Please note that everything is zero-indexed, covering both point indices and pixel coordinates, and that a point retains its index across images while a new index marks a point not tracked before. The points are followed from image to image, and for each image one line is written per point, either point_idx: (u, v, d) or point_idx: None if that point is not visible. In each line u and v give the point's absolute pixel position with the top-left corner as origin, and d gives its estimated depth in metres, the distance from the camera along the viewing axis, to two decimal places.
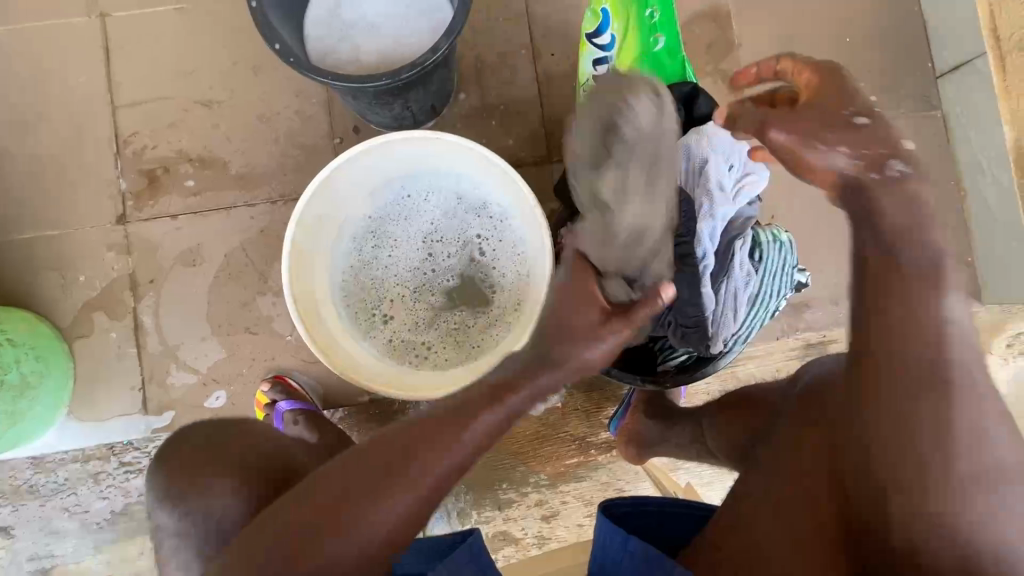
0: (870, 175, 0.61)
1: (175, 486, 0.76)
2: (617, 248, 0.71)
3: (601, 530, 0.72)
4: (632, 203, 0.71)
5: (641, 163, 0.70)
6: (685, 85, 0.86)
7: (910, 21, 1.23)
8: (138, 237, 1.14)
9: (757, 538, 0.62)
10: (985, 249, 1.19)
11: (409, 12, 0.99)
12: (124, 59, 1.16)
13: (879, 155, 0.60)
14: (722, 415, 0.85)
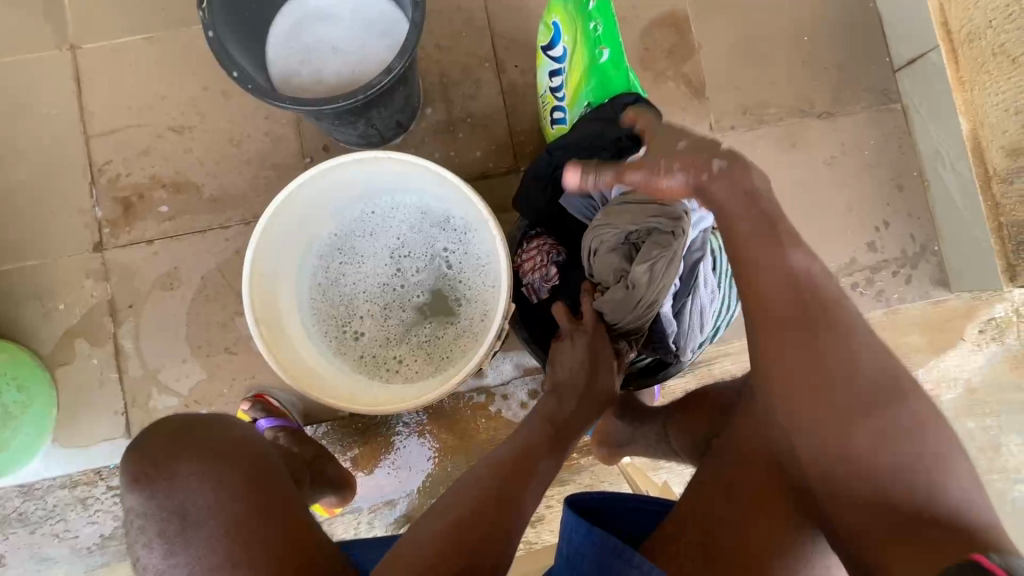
0: (701, 177, 0.68)
1: (156, 497, 0.70)
2: (626, 317, 0.84)
3: (567, 524, 0.72)
4: (655, 288, 0.81)
5: (668, 260, 0.80)
6: (630, 95, 0.85)
7: (865, 17, 1.26)
8: (116, 263, 1.16)
9: (713, 521, 0.69)
10: (951, 238, 1.21)
11: (368, 32, 1.01)
12: (95, 89, 1.18)
13: (700, 162, 0.68)
14: (682, 412, 0.91)
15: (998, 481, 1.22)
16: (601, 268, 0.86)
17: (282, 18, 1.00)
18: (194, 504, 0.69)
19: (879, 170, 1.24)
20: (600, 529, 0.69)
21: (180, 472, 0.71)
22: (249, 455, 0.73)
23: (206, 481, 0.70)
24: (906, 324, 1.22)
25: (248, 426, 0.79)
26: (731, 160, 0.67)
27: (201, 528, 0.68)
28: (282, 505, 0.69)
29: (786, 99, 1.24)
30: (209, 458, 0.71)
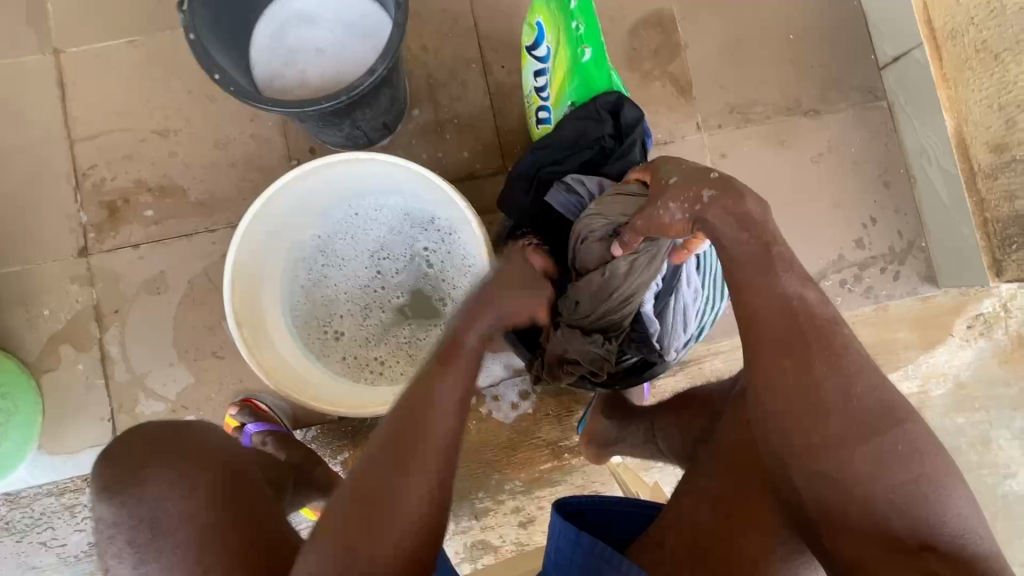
0: (697, 206, 0.68)
1: (127, 505, 0.69)
2: (599, 305, 0.86)
3: (555, 528, 0.72)
4: (634, 282, 0.83)
5: (649, 258, 0.82)
6: (612, 94, 0.86)
7: (851, 15, 1.26)
8: (102, 268, 1.15)
9: (697, 524, 0.68)
10: (937, 234, 1.22)
11: (353, 34, 1.00)
12: (79, 93, 1.17)
13: (692, 195, 0.68)
14: (669, 415, 0.90)
15: (988, 476, 1.23)
16: (585, 257, 0.86)
17: (266, 20, 1.00)
18: (165, 511, 0.68)
19: (866, 167, 1.25)
20: (587, 533, 0.69)
21: (143, 482, 0.70)
22: (219, 459, 0.72)
23: (176, 488, 0.69)
24: (896, 320, 1.22)
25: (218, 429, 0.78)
26: (721, 189, 0.67)
27: (172, 536, 0.67)
28: (254, 509, 0.68)
29: (772, 97, 1.24)
30: (179, 462, 0.71)
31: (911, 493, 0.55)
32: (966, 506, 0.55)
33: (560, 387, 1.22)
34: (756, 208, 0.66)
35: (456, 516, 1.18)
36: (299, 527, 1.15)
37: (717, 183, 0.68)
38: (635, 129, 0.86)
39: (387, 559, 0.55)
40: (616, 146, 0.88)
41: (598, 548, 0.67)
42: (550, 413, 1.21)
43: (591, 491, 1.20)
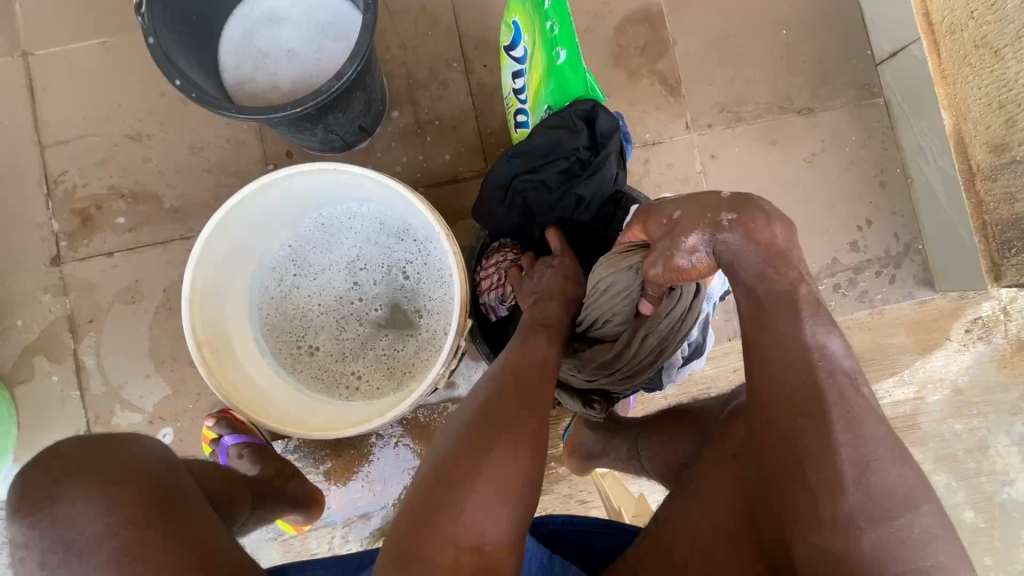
0: (722, 233, 0.60)
1: (38, 528, 0.65)
2: (605, 377, 0.82)
3: (528, 549, 0.71)
4: (639, 358, 0.79)
5: (660, 338, 0.76)
6: (587, 102, 0.83)
7: (845, 8, 1.22)
8: (75, 276, 1.12)
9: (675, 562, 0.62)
10: (934, 237, 1.18)
11: (325, 34, 0.97)
12: (48, 97, 1.14)
13: (709, 221, 0.61)
14: (656, 437, 0.86)
15: (987, 483, 1.19)
16: (599, 329, 0.81)
17: (234, 22, 0.97)
18: (81, 534, 0.65)
19: (860, 167, 1.21)
20: (559, 558, 0.67)
21: (59, 503, 0.65)
22: (153, 474, 0.69)
23: (95, 507, 0.65)
24: (892, 325, 1.19)
25: (149, 441, 0.75)
26: (742, 211, 0.60)
27: (87, 559, 0.64)
28: (183, 522, 0.67)
29: (764, 95, 1.20)
30: (95, 480, 0.67)
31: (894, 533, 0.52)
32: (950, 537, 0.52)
33: None
34: (782, 234, 0.60)
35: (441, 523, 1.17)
36: (280, 537, 1.13)
37: (732, 204, 0.61)
38: (611, 139, 0.83)
39: (495, 530, 0.55)
40: (592, 157, 0.85)
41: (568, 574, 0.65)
42: None
43: (578, 501, 1.18)
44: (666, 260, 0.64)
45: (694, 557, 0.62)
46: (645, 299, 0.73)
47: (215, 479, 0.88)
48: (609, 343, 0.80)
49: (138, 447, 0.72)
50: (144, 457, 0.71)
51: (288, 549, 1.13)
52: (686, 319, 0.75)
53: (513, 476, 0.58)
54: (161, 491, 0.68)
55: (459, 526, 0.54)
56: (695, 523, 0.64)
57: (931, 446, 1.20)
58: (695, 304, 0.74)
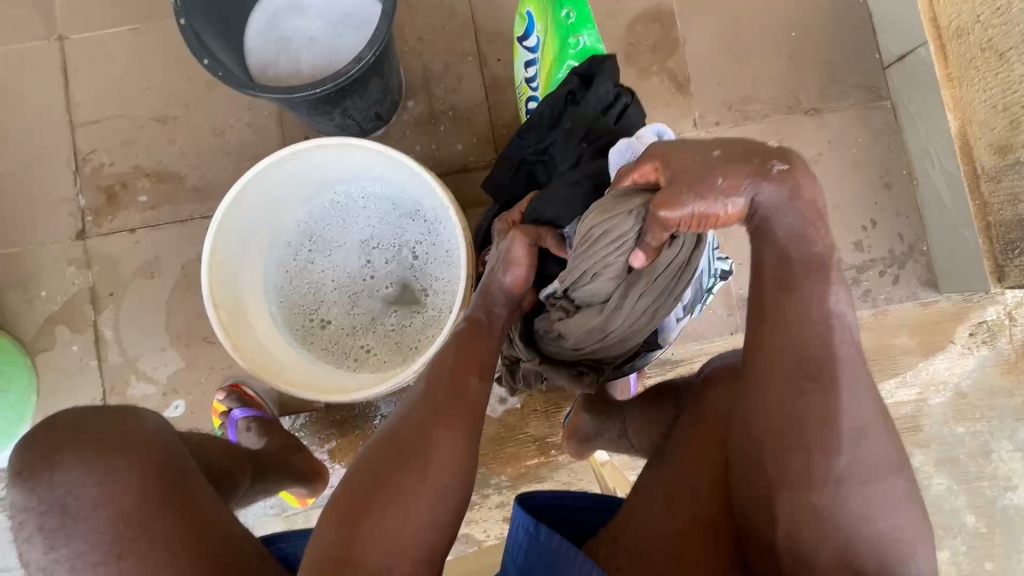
0: (768, 182, 0.60)
1: (38, 490, 0.73)
2: (595, 342, 0.80)
3: (517, 520, 0.70)
4: (630, 322, 0.77)
5: (654, 298, 0.74)
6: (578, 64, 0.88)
7: (855, 12, 1.24)
8: (98, 251, 1.17)
9: (648, 535, 0.64)
10: (939, 238, 1.19)
11: (346, 24, 1.01)
12: (80, 79, 1.19)
13: (760, 166, 0.60)
14: (640, 411, 0.90)
15: (989, 488, 1.19)
16: (587, 289, 0.75)
17: (259, 10, 1.01)
18: (77, 497, 0.72)
19: (866, 168, 1.22)
20: (548, 528, 0.66)
21: (59, 465, 0.73)
22: (145, 446, 0.75)
23: (90, 475, 0.72)
24: (895, 325, 1.20)
25: (150, 414, 0.80)
26: (792, 163, 0.61)
27: (83, 521, 0.71)
28: (175, 488, 0.74)
29: (772, 95, 1.22)
30: (94, 449, 0.74)
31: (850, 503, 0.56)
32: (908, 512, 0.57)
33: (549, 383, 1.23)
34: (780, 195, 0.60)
35: None
36: (283, 513, 1.16)
37: (782, 155, 0.61)
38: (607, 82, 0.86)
39: (406, 542, 0.60)
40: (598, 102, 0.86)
41: (558, 543, 0.64)
42: (537, 409, 1.22)
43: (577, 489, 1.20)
44: (697, 202, 0.60)
45: (669, 517, 0.65)
46: (640, 249, 0.68)
47: (214, 444, 0.92)
48: (597, 306, 0.76)
49: (137, 420, 0.78)
50: (136, 430, 0.76)
51: (291, 524, 1.15)
52: (682, 276, 0.73)
53: (431, 490, 0.62)
54: (150, 463, 0.74)
55: (370, 538, 0.59)
56: (677, 498, 0.66)
57: (933, 448, 1.20)
58: (692, 259, 0.72)
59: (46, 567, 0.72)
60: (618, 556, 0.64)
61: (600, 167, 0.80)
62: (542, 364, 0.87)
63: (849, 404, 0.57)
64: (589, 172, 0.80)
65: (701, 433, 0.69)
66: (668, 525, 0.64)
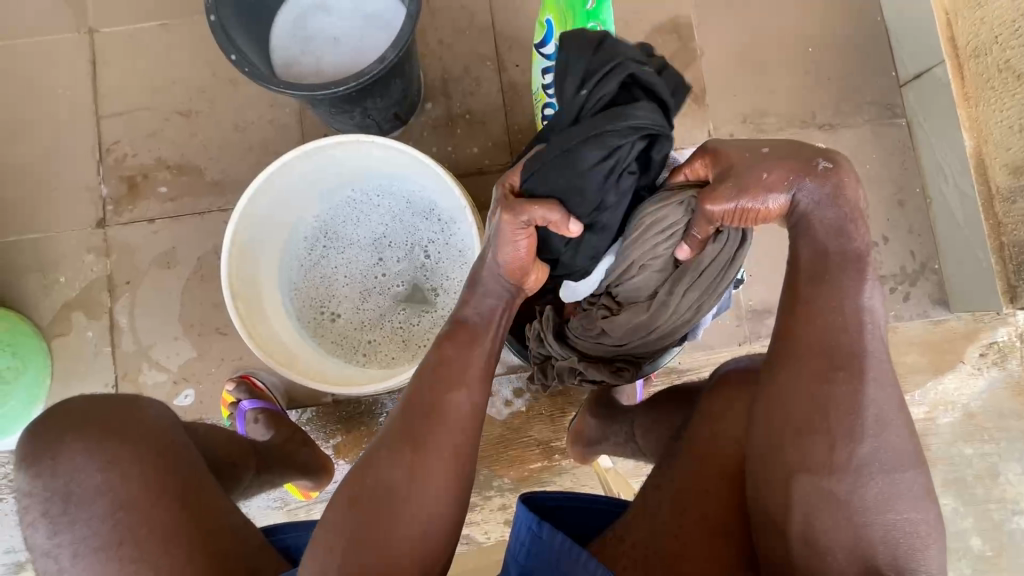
0: (809, 180, 0.65)
1: (43, 477, 0.74)
2: (640, 339, 0.84)
3: (521, 518, 0.69)
4: (674, 319, 0.81)
5: (699, 295, 0.78)
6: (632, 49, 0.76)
7: (872, 29, 1.25)
8: (117, 240, 1.19)
9: (651, 537, 0.65)
10: (951, 257, 1.19)
11: (369, 26, 1.03)
12: (108, 72, 1.22)
13: (803, 163, 0.65)
14: (648, 416, 0.90)
15: (996, 511, 1.18)
16: (633, 283, 0.80)
17: (286, 9, 1.03)
18: (82, 484, 0.73)
19: (879, 185, 1.22)
20: (550, 526, 0.66)
21: (64, 451, 0.74)
22: (149, 434, 0.76)
23: (93, 460, 0.73)
24: (905, 343, 1.19)
25: (158, 403, 0.82)
26: (837, 162, 0.65)
27: (88, 506, 0.72)
28: (174, 480, 0.73)
29: (787, 108, 1.23)
30: (100, 435, 0.74)
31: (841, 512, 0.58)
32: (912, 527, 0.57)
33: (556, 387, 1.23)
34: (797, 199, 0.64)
35: None
36: (286, 505, 1.16)
37: (829, 157, 0.66)
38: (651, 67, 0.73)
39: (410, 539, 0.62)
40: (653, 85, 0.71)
41: (559, 542, 0.65)
42: (542, 412, 1.22)
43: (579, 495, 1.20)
44: (741, 196, 0.66)
45: (676, 518, 0.65)
46: (687, 242, 0.73)
47: (221, 434, 0.93)
48: (644, 303, 0.81)
49: (146, 406, 0.79)
50: (142, 416, 0.77)
51: (294, 517, 1.16)
52: (728, 274, 0.77)
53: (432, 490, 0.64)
54: (157, 449, 0.75)
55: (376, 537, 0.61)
56: (682, 500, 0.66)
57: (940, 468, 1.19)
58: (738, 258, 0.76)
59: (49, 552, 0.72)
60: (624, 554, 0.65)
61: (634, 124, 0.66)
62: (581, 362, 0.89)
63: (854, 416, 0.57)
64: (620, 133, 0.66)
65: (712, 435, 0.69)
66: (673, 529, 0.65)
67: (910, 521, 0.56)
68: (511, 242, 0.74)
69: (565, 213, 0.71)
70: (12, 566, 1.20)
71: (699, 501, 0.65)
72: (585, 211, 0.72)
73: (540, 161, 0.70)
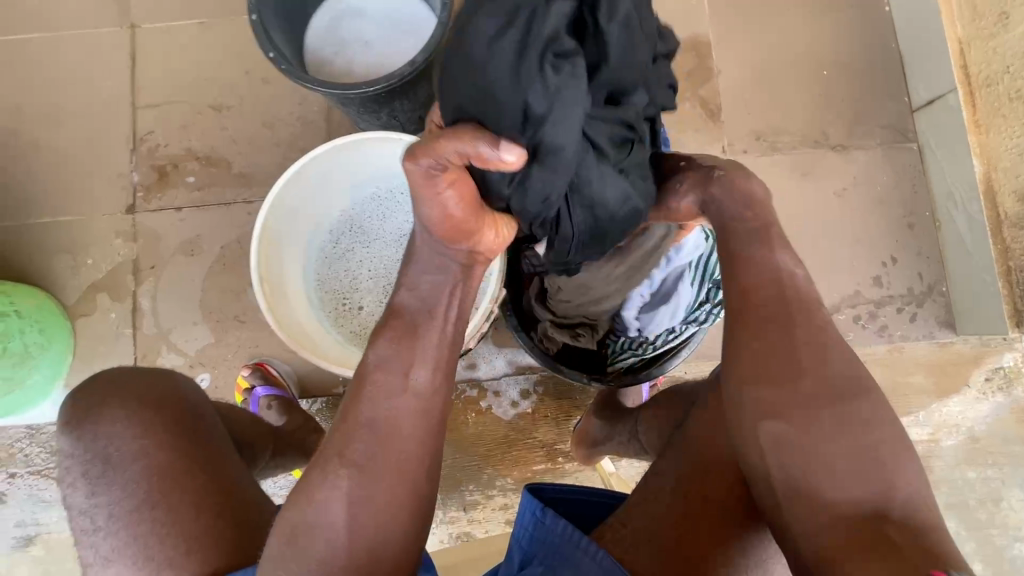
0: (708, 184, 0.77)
1: (85, 439, 0.79)
2: (583, 303, 0.94)
3: (524, 505, 0.73)
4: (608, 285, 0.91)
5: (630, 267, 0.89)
6: None
7: (886, 56, 1.28)
8: (144, 225, 1.23)
9: (654, 523, 0.71)
10: (959, 280, 1.20)
11: (400, 31, 1.07)
12: (147, 65, 1.27)
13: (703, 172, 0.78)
14: (654, 412, 0.92)
15: (998, 537, 1.18)
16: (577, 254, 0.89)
17: (321, 13, 1.08)
18: (118, 449, 0.78)
19: (888, 207, 1.24)
20: (552, 512, 0.71)
21: (103, 419, 0.79)
22: (179, 408, 0.82)
23: (132, 428, 0.79)
24: (910, 364, 1.20)
25: (189, 381, 0.87)
26: (730, 170, 0.76)
27: (123, 471, 0.77)
28: (198, 453, 0.79)
29: (800, 128, 1.26)
30: (135, 406, 0.80)
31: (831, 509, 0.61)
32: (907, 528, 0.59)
33: (563, 391, 1.25)
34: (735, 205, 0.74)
35: (445, 505, 1.22)
36: None
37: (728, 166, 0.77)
38: None
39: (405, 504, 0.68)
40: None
41: (562, 527, 0.69)
42: (548, 415, 1.24)
43: None
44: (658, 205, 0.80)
45: (676, 504, 0.72)
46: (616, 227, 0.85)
47: (238, 415, 0.97)
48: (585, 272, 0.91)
49: (177, 383, 0.85)
50: (169, 389, 0.83)
51: None
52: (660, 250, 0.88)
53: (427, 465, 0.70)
54: (191, 421, 0.82)
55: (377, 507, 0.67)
56: (685, 488, 0.73)
57: (943, 490, 1.19)
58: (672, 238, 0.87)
59: (86, 511, 0.77)
60: (626, 538, 0.71)
61: None
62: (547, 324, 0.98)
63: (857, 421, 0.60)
64: None
65: (714, 432, 0.73)
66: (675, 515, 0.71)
67: (910, 527, 0.58)
68: (436, 196, 0.68)
69: (491, 139, 0.62)
70: (22, 539, 1.22)
71: (699, 490, 0.72)
72: (515, 127, 0.62)
73: (445, 81, 0.66)
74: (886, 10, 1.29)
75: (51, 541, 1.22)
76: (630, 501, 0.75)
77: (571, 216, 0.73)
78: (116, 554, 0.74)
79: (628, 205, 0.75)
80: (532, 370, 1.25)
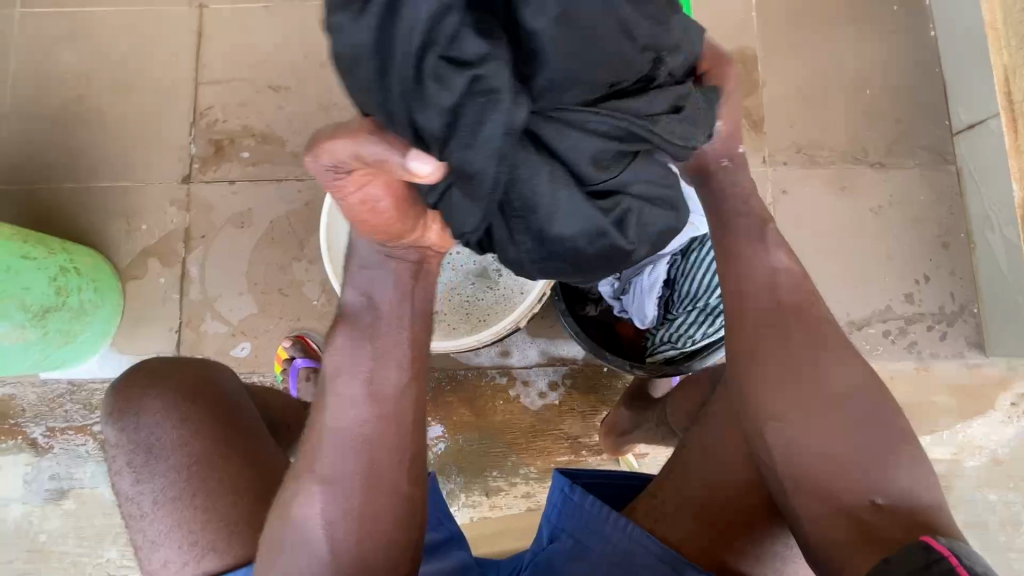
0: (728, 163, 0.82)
1: (128, 429, 0.82)
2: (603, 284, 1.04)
3: (556, 487, 0.76)
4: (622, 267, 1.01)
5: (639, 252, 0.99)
6: None
7: (930, 79, 1.30)
8: (198, 197, 1.28)
9: (680, 499, 0.74)
10: (991, 303, 1.22)
11: None
12: (212, 44, 1.32)
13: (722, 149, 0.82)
14: (679, 397, 0.95)
15: (1017, 561, 1.18)
16: None
17: None
18: (161, 437, 0.81)
19: (923, 227, 1.26)
20: (581, 490, 0.74)
21: (144, 407, 0.83)
22: (213, 402, 0.85)
23: (170, 418, 0.82)
24: (937, 383, 1.22)
25: (225, 374, 0.91)
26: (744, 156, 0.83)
27: (166, 459, 0.80)
28: (235, 432, 0.83)
29: (839, 144, 1.28)
30: (171, 399, 0.83)
31: (871, 501, 0.63)
32: (940, 522, 0.61)
33: (591, 385, 1.27)
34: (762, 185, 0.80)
35: (467, 489, 1.24)
36: None
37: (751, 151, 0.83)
38: None
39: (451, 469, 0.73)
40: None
41: (591, 504, 0.73)
42: (576, 407, 1.26)
43: None
44: None
45: (700, 485, 0.74)
46: None
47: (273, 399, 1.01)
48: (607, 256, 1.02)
49: (213, 370, 0.90)
50: (200, 377, 0.86)
51: None
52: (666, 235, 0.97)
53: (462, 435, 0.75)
54: (223, 415, 0.84)
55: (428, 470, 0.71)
56: (709, 469, 0.75)
57: (964, 510, 1.19)
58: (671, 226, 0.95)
59: (132, 497, 0.80)
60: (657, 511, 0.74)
61: None
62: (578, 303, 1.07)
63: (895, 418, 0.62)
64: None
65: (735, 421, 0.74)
66: (699, 490, 0.74)
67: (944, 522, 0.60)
68: (358, 194, 0.67)
69: (400, 148, 0.57)
70: (55, 492, 1.25)
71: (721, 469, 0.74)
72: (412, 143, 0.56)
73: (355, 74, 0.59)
74: (931, 35, 1.31)
75: (83, 496, 1.25)
76: (656, 480, 0.78)
77: (516, 241, 0.64)
78: (163, 537, 0.77)
79: (599, 240, 0.63)
80: (562, 362, 1.27)
